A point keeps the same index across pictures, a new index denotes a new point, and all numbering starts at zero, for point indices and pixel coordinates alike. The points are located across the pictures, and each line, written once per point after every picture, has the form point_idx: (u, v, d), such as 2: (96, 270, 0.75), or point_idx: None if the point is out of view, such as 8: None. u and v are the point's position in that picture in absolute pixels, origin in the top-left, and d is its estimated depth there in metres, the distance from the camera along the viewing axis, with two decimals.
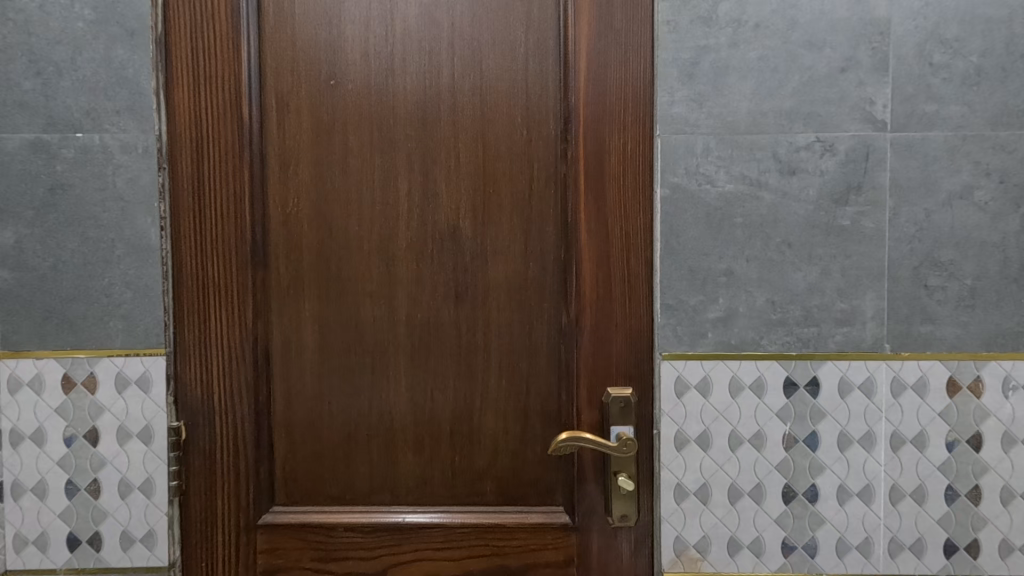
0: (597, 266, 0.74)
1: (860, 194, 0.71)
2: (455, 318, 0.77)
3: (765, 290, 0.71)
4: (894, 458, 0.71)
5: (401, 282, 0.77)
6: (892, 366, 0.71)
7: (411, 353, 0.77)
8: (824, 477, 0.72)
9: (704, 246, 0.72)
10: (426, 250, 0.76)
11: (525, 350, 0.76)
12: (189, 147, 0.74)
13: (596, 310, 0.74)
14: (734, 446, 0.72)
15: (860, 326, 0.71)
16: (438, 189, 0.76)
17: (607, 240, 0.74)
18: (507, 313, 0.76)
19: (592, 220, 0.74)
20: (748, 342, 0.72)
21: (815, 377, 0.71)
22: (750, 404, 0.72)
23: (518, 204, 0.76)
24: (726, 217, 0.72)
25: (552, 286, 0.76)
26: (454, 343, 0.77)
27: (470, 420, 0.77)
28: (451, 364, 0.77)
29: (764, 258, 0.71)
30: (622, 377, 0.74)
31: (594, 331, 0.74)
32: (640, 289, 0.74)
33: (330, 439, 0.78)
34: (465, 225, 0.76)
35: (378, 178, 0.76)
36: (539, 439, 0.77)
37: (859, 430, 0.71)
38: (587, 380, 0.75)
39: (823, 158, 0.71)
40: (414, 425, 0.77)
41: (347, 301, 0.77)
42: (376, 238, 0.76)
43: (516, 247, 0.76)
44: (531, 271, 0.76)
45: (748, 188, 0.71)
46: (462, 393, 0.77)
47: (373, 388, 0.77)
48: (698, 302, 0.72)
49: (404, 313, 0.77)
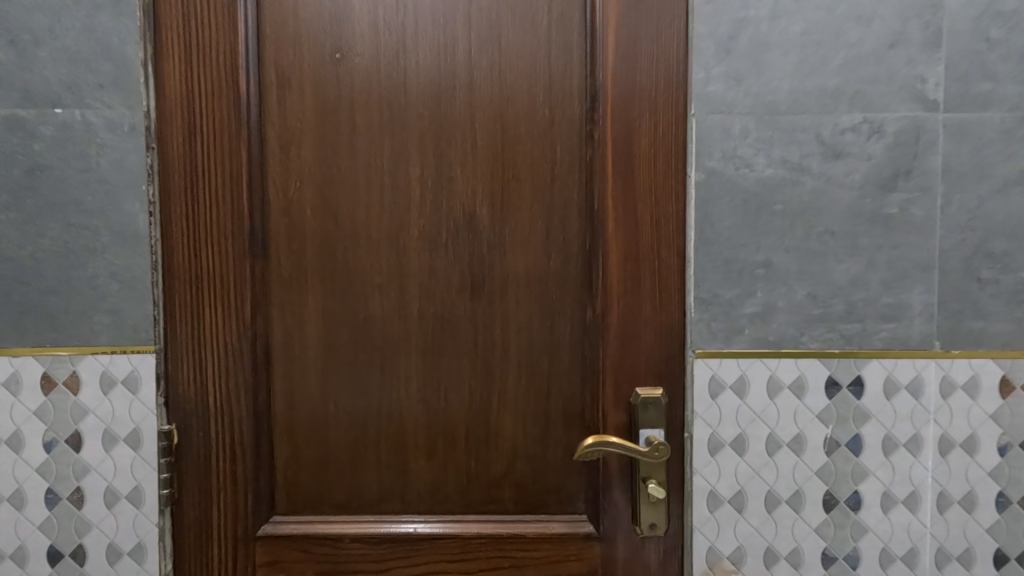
0: (626, 257, 0.69)
1: (909, 179, 0.66)
2: (471, 313, 0.71)
3: (807, 283, 0.66)
4: (943, 463, 0.67)
5: (412, 274, 0.71)
6: (941, 365, 0.66)
7: (424, 351, 0.71)
8: (867, 483, 0.67)
9: (741, 235, 0.67)
10: (441, 240, 0.70)
11: (546, 347, 0.71)
12: (181, 125, 0.68)
13: (624, 304, 0.69)
14: (772, 450, 0.67)
15: (908, 322, 0.66)
16: (453, 173, 0.70)
17: (636, 229, 0.68)
18: (528, 307, 0.71)
19: (621, 206, 0.68)
20: (787, 339, 0.67)
21: (859, 377, 0.67)
22: (789, 406, 0.67)
23: (540, 189, 0.70)
24: (765, 205, 0.66)
25: (576, 278, 0.70)
26: (471, 340, 0.71)
27: (487, 422, 0.71)
28: (467, 362, 0.71)
29: (805, 248, 0.66)
30: (652, 376, 0.69)
31: (622, 327, 0.69)
32: (672, 282, 0.68)
33: (335, 443, 0.72)
34: (483, 212, 0.70)
35: (388, 161, 0.70)
36: (561, 442, 0.71)
37: (905, 433, 0.67)
38: (614, 380, 0.69)
39: (870, 140, 0.66)
40: (426, 428, 0.72)
41: (354, 294, 0.71)
42: (386, 226, 0.70)
43: (537, 237, 0.70)
44: (554, 262, 0.70)
45: (789, 172, 0.66)
46: (478, 393, 0.71)
47: (382, 388, 0.71)
48: (734, 295, 0.67)
49: (417, 307, 0.71)
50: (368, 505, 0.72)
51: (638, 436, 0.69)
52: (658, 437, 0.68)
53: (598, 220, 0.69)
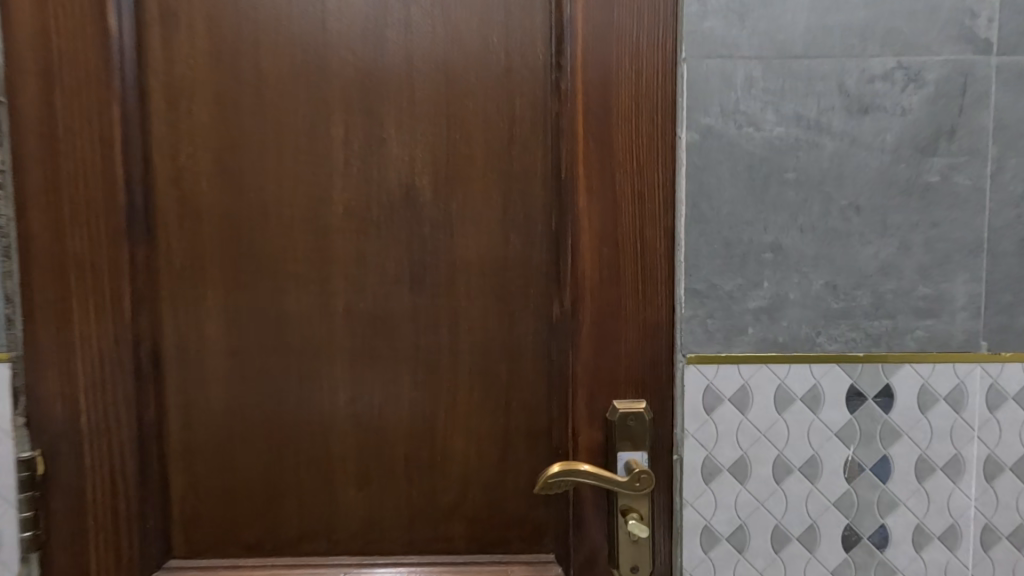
0: (601, 240, 0.55)
1: (953, 141, 0.52)
2: (411, 310, 0.57)
3: (825, 270, 0.53)
4: (988, 491, 0.54)
5: (337, 262, 0.57)
6: (988, 371, 0.54)
7: (353, 357, 0.58)
8: (897, 516, 0.55)
9: (744, 211, 0.53)
10: (372, 219, 0.57)
11: (505, 351, 0.58)
12: (35, 71, 0.53)
13: (599, 298, 0.55)
14: (780, 477, 0.55)
15: (949, 319, 0.53)
16: (387, 136, 0.56)
17: (615, 204, 0.55)
18: (481, 302, 0.57)
19: (595, 175, 0.55)
20: (800, 340, 0.54)
21: (888, 386, 0.54)
22: (802, 422, 0.54)
23: (496, 156, 0.56)
24: (774, 172, 0.53)
25: (541, 266, 0.57)
26: (411, 343, 0.58)
27: (433, 444, 0.58)
28: (407, 370, 0.58)
29: (823, 227, 0.53)
30: (634, 386, 0.56)
31: (598, 326, 0.56)
32: (659, 270, 0.55)
33: (246, 470, 0.58)
34: (425, 185, 0.56)
35: (304, 120, 0.56)
36: (524, 466, 0.58)
37: (943, 455, 0.54)
38: (588, 391, 0.56)
39: (905, 91, 0.52)
40: (358, 451, 0.58)
41: (265, 287, 0.57)
42: (303, 202, 0.57)
43: (492, 215, 0.57)
44: (513, 246, 0.57)
45: (804, 132, 0.53)
46: (421, 408, 0.58)
47: (302, 402, 0.58)
48: (735, 286, 0.54)
49: (343, 303, 0.57)
50: (288, 545, 0.59)
51: (617, 460, 0.56)
52: (640, 463, 0.56)
53: (567, 193, 0.55)
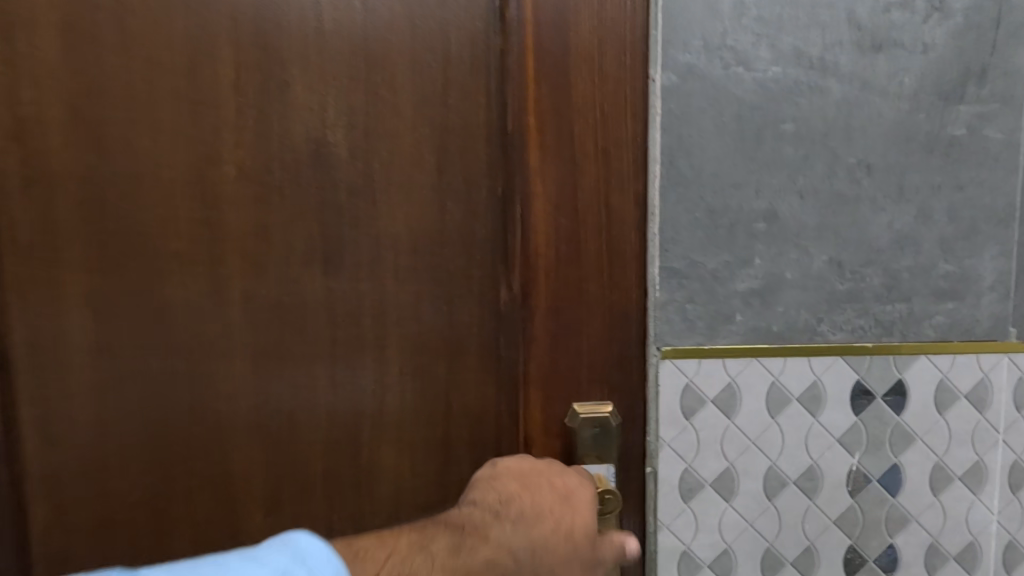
0: (559, 209, 0.45)
1: (984, 84, 0.43)
2: (326, 296, 0.46)
3: (828, 244, 0.44)
4: (1014, 504, 0.46)
5: (230, 239, 0.46)
6: (1017, 363, 0.45)
7: (256, 354, 0.47)
8: (908, 535, 0.46)
9: (732, 172, 0.43)
10: (273, 184, 0.45)
11: (442, 346, 0.47)
12: None
13: (557, 279, 0.45)
14: (773, 492, 0.46)
15: (973, 302, 0.44)
16: (288, 79, 0.44)
17: (575, 163, 0.44)
18: (412, 287, 0.46)
19: (550, 127, 0.44)
20: (798, 329, 0.45)
21: (900, 382, 0.45)
22: (799, 427, 0.45)
23: (426, 104, 0.45)
24: (768, 123, 0.43)
25: (485, 243, 0.46)
26: (327, 337, 0.47)
27: (357, 460, 0.48)
28: (323, 371, 0.47)
29: (827, 191, 0.44)
30: (599, 385, 0.46)
31: (554, 314, 0.46)
32: (630, 244, 0.44)
33: (122, 499, 0.47)
34: (339, 140, 0.45)
35: (180, 57, 0.44)
36: (468, 483, 0.48)
37: (963, 462, 0.46)
38: (543, 392, 0.47)
39: (928, 23, 0.42)
40: (263, 471, 0.48)
41: (139, 271, 0.46)
42: (185, 162, 0.45)
43: (424, 178, 0.45)
44: (450, 218, 0.46)
45: (804, 73, 0.43)
46: (341, 417, 0.47)
47: (192, 410, 0.47)
48: (720, 264, 0.44)
49: (240, 289, 0.46)
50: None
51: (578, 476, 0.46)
52: (607, 479, 0.45)
53: (517, 150, 0.45)
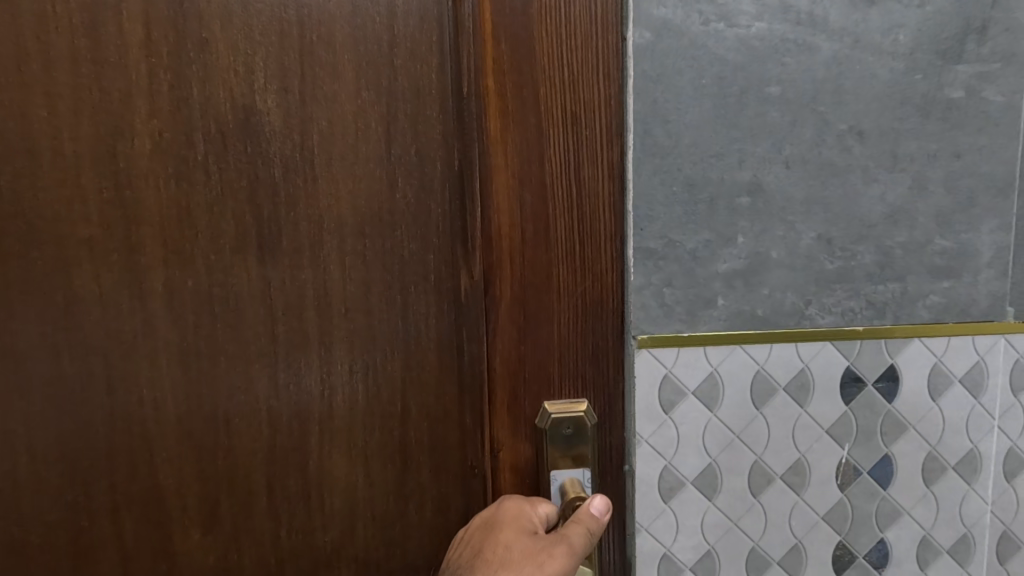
0: (524, 184, 0.40)
1: (984, 41, 0.39)
2: (261, 288, 0.41)
3: (818, 220, 0.40)
4: (1008, 493, 0.44)
5: (146, 221, 0.40)
6: (1014, 345, 0.42)
7: (184, 353, 0.42)
8: (899, 528, 0.43)
9: (712, 140, 0.39)
10: (194, 158, 0.40)
11: (396, 341, 0.42)
12: None
13: (523, 264, 0.41)
14: (759, 488, 0.42)
15: (970, 280, 0.41)
16: (206, 33, 0.38)
17: (540, 132, 0.39)
18: (359, 273, 0.41)
19: (511, 90, 0.39)
20: (784, 313, 0.41)
21: (892, 368, 0.42)
22: (785, 417, 0.42)
23: (369, 65, 0.39)
24: (752, 85, 0.39)
25: (443, 226, 0.41)
26: (265, 334, 0.42)
27: (303, 472, 0.43)
28: (261, 372, 0.42)
29: (815, 160, 0.40)
30: (571, 384, 0.42)
31: (519, 303, 0.41)
32: (603, 225, 0.40)
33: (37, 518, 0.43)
34: (270, 108, 0.39)
35: (78, 7, 0.38)
36: (428, 489, 0.44)
37: (957, 450, 0.43)
38: (510, 392, 0.42)
39: None
40: (195, 486, 0.43)
41: (43, 261, 0.40)
42: (92, 134, 0.39)
43: (369, 150, 0.40)
44: (402, 197, 0.41)
45: (792, 29, 0.38)
46: (284, 424, 0.43)
47: (113, 416, 0.42)
48: (701, 244, 0.40)
49: (161, 280, 0.41)
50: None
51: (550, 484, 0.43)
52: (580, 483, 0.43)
53: (475, 116, 0.39)
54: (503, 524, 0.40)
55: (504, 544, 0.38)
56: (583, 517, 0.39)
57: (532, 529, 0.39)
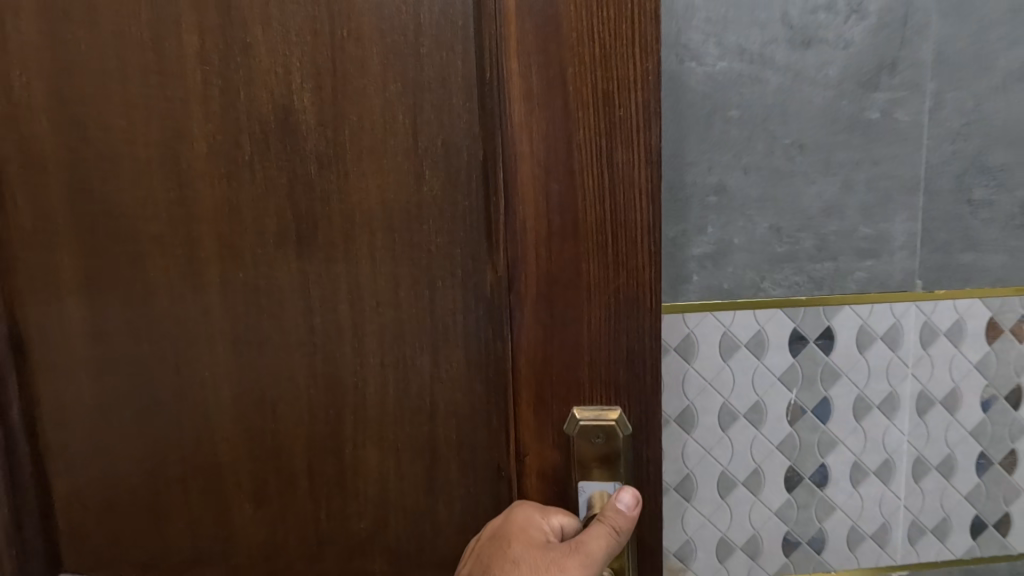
0: (553, 180, 0.42)
1: (895, 74, 0.51)
2: (300, 281, 0.48)
3: (769, 213, 0.52)
4: (920, 426, 0.56)
5: (204, 217, 0.48)
6: (922, 309, 0.54)
7: (237, 335, 0.50)
8: (836, 455, 0.55)
9: (687, 153, 0.51)
10: (243, 159, 0.47)
11: (422, 329, 0.48)
12: None
13: (549, 257, 0.43)
14: (726, 424, 0.54)
15: (887, 259, 0.53)
16: (252, 40, 0.45)
17: (567, 125, 0.41)
18: (390, 262, 0.47)
19: (536, 86, 0.41)
20: (745, 286, 0.52)
21: (828, 328, 0.54)
22: (746, 368, 0.54)
23: (396, 59, 0.44)
24: (717, 110, 0.50)
25: (467, 217, 0.45)
26: (305, 325, 0.49)
27: (339, 447, 0.51)
28: (301, 356, 0.49)
29: (766, 167, 0.51)
30: (601, 381, 0.44)
31: (545, 296, 0.44)
32: (640, 215, 0.41)
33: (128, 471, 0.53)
34: (306, 105, 0.45)
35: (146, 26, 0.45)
36: (453, 474, 0.50)
37: (880, 392, 0.55)
38: (536, 392, 0.45)
39: (848, 23, 0.50)
40: (249, 454, 0.52)
41: (128, 254, 0.49)
42: (164, 143, 0.47)
43: (399, 148, 0.45)
44: (427, 197, 0.46)
45: (747, 66, 0.50)
46: (319, 402, 0.50)
47: (183, 388, 0.51)
48: (679, 232, 0.52)
49: (216, 274, 0.49)
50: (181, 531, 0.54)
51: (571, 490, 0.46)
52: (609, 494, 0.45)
53: (500, 110, 0.42)
54: (515, 533, 0.44)
55: (514, 556, 0.43)
56: (605, 520, 0.43)
57: (545, 537, 0.43)
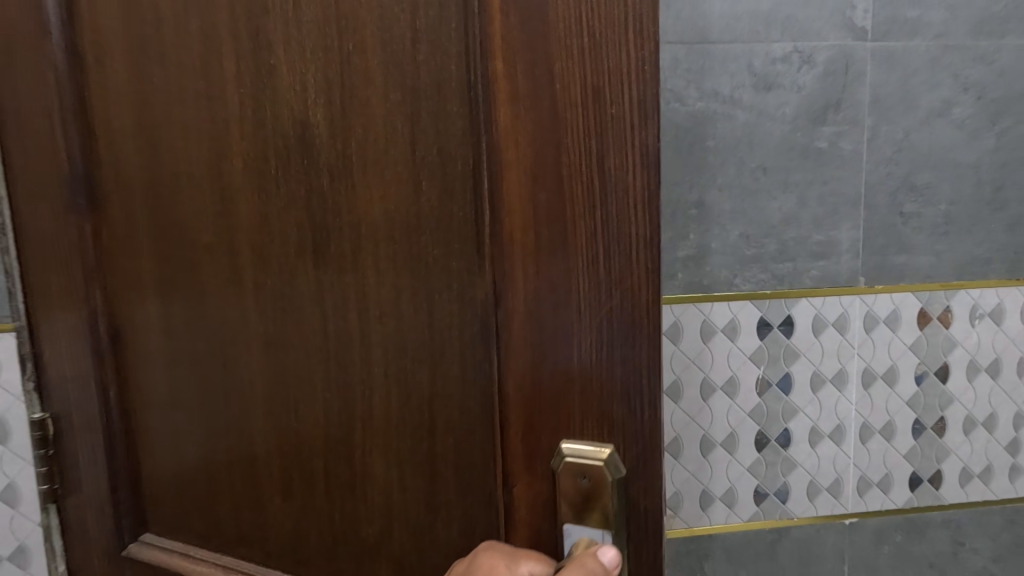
0: (538, 184, 0.34)
1: (839, 112, 0.63)
2: (316, 287, 0.45)
3: (740, 223, 0.64)
4: (866, 397, 0.68)
5: (242, 225, 0.47)
6: (865, 301, 0.66)
7: (269, 337, 0.48)
8: (797, 420, 0.68)
9: (673, 175, 0.63)
10: (269, 171, 0.45)
11: (421, 347, 0.42)
12: None
13: (537, 274, 0.35)
14: (707, 395, 0.66)
15: (836, 260, 0.65)
16: (275, 62, 0.42)
17: (556, 118, 0.33)
18: (391, 279, 0.42)
19: (520, 74, 0.33)
20: (721, 282, 0.65)
21: (789, 316, 0.66)
22: (723, 349, 0.66)
23: (393, 62, 0.39)
24: (697, 141, 0.63)
25: (453, 225, 0.39)
26: (320, 329, 0.46)
27: (352, 459, 0.47)
28: (320, 364, 0.46)
29: (737, 186, 0.64)
30: (596, 422, 0.36)
31: (535, 318, 0.36)
32: (636, 228, 0.33)
33: (189, 460, 0.54)
34: (319, 120, 0.42)
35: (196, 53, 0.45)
36: (454, 495, 0.43)
37: (832, 369, 0.67)
38: (525, 430, 0.38)
39: (801, 71, 0.63)
40: (280, 456, 0.50)
41: (187, 256, 0.50)
42: (207, 160, 0.47)
43: (397, 154, 0.40)
44: (427, 201, 0.40)
45: (720, 106, 0.62)
46: (335, 411, 0.46)
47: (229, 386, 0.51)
48: (667, 238, 0.64)
49: (251, 278, 0.47)
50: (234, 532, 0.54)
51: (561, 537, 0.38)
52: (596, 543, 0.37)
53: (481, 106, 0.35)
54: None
55: None
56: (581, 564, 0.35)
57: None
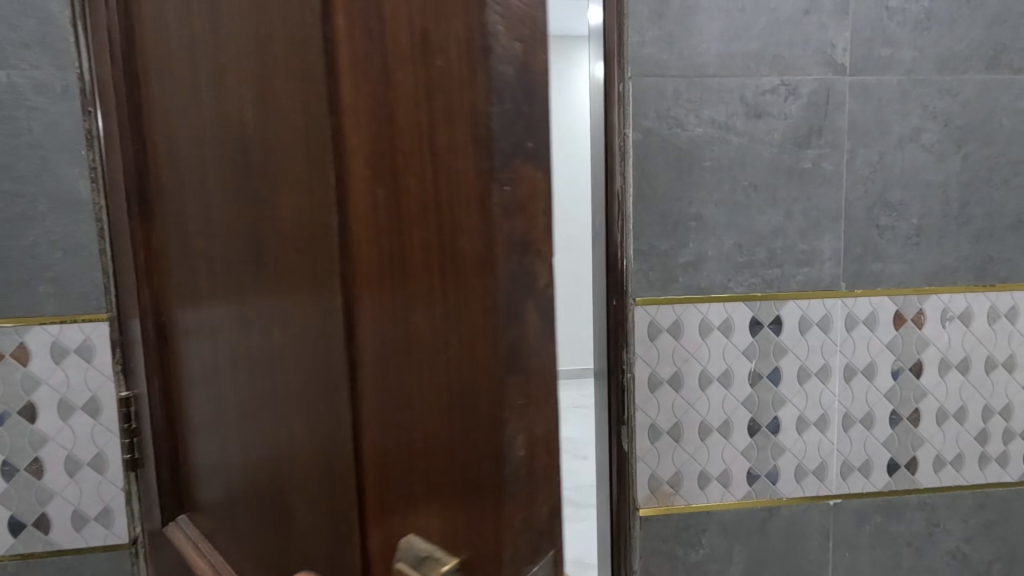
0: (361, 178, 0.28)
1: (821, 137, 0.72)
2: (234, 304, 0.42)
3: (734, 233, 0.73)
4: (847, 389, 0.76)
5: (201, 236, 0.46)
6: (846, 303, 0.75)
7: (217, 352, 0.46)
8: (785, 410, 0.76)
9: (674, 190, 0.72)
10: (208, 185, 0.43)
11: (293, 386, 0.36)
12: (95, 77, 0.62)
13: (372, 309, 0.29)
14: (704, 385, 0.75)
15: (819, 267, 0.74)
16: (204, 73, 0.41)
17: (386, 118, 0.27)
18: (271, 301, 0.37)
19: (350, 64, 0.27)
20: (717, 285, 0.74)
21: (778, 316, 0.75)
22: (718, 344, 0.75)
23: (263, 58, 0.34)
24: (696, 161, 0.72)
25: (296, 232, 0.33)
26: (239, 351, 0.42)
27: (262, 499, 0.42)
28: (242, 388, 0.43)
29: (731, 201, 0.73)
30: (435, 501, 0.28)
31: (371, 363, 0.29)
32: (472, 255, 0.26)
33: (193, 460, 0.56)
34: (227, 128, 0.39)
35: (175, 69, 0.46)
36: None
37: (816, 363, 0.76)
38: (362, 499, 0.31)
39: (787, 101, 0.72)
40: (229, 478, 0.47)
41: (182, 265, 0.51)
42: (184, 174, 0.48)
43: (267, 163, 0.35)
44: (288, 213, 0.34)
45: (716, 131, 0.72)
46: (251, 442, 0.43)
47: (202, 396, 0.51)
48: (669, 246, 0.73)
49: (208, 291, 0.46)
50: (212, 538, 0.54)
51: None
52: None
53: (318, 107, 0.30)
54: None
55: None
56: None
57: None
